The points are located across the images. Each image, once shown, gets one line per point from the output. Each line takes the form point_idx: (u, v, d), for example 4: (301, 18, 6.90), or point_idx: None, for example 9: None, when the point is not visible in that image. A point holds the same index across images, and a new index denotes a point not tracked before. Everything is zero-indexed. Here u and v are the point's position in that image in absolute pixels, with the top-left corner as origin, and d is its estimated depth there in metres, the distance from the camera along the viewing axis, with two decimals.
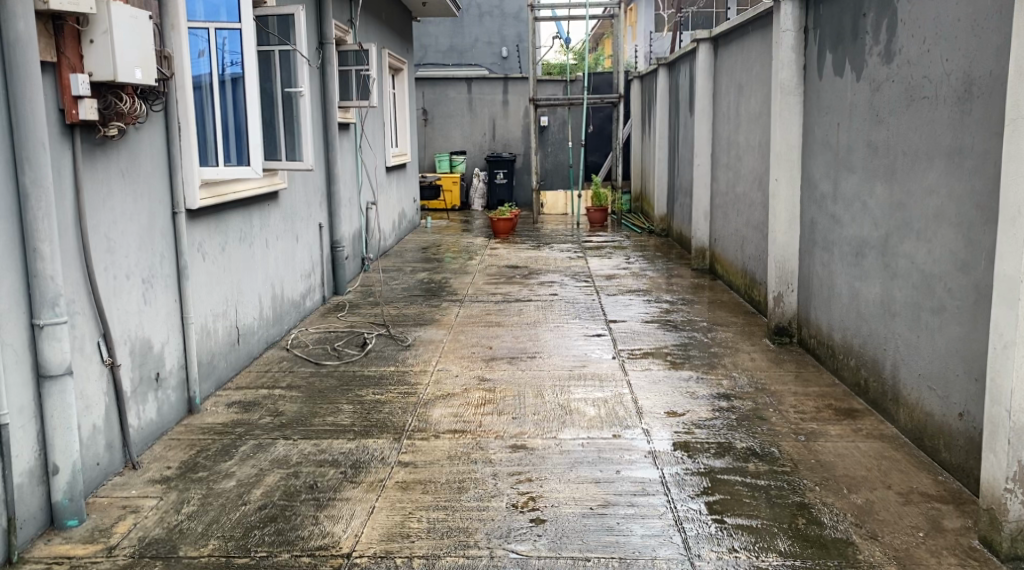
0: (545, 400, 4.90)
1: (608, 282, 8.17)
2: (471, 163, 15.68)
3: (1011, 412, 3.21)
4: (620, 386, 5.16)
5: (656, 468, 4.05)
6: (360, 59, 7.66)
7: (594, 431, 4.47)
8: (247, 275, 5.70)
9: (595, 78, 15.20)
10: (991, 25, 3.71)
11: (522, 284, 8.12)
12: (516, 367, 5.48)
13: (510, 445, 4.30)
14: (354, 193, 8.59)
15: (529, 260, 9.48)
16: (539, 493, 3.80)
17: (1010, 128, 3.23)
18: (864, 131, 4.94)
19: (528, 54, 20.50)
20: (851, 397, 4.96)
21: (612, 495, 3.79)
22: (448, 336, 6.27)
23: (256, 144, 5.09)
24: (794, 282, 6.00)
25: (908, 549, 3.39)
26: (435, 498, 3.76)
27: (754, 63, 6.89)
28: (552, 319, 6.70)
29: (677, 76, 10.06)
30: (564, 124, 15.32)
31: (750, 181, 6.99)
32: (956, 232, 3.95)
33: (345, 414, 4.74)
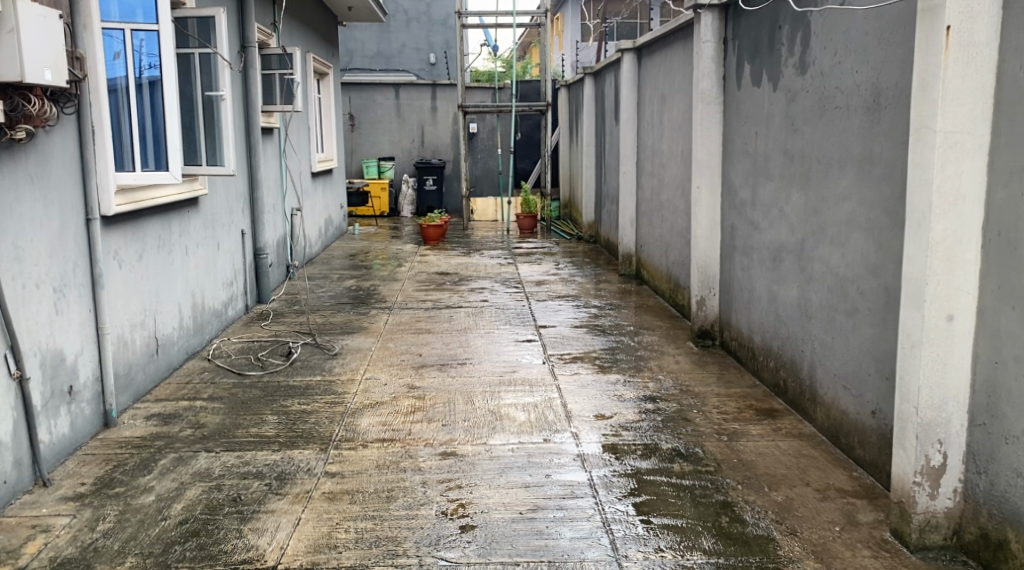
0: (476, 407, 4.95)
1: (538, 287, 8.25)
2: (400, 170, 15.67)
3: (918, 408, 3.36)
4: (549, 390, 5.23)
5: (585, 471, 4.13)
6: (283, 63, 7.64)
7: (525, 436, 4.53)
8: (166, 284, 5.63)
9: (523, 86, 15.32)
10: (896, 39, 3.89)
11: (452, 290, 8.16)
12: (446, 374, 5.51)
13: (440, 452, 4.33)
14: (278, 200, 8.54)
15: (458, 267, 9.51)
16: (468, 500, 3.84)
17: (915, 138, 3.38)
18: (780, 139, 5.11)
19: (456, 61, 20.58)
20: (771, 397, 5.12)
21: (542, 499, 3.85)
22: (377, 343, 6.27)
23: (175, 150, 4.99)
24: (715, 285, 6.16)
25: (825, 543, 3.52)
26: (363, 508, 3.77)
27: (676, 72, 7.05)
28: (483, 326, 6.74)
29: (603, 84, 10.21)
30: (492, 131, 15.40)
31: (674, 189, 7.14)
32: (867, 236, 4.11)
33: (269, 425, 4.71)
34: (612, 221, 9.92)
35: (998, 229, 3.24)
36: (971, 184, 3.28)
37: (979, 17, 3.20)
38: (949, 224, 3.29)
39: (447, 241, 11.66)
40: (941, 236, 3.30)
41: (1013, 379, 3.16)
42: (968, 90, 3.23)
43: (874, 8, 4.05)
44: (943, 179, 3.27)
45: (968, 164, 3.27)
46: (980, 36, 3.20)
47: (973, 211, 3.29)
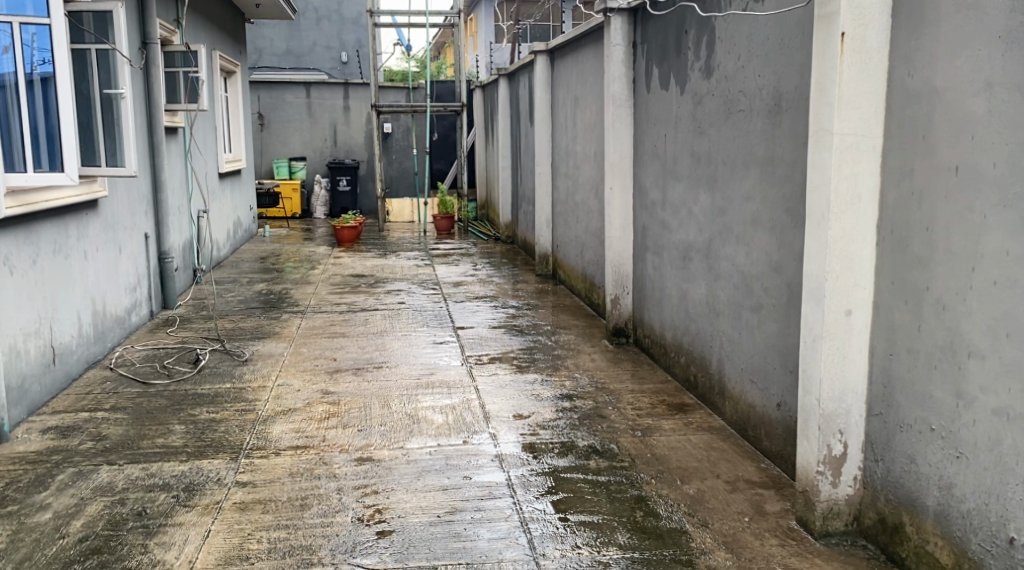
0: (392, 411, 4.95)
1: (455, 288, 8.27)
2: (312, 170, 15.49)
3: (819, 400, 3.49)
4: (467, 391, 5.26)
5: (502, 471, 4.17)
6: (188, 61, 7.52)
7: (443, 438, 4.55)
8: (63, 291, 5.48)
9: (438, 86, 15.31)
10: (794, 44, 4.03)
11: (368, 292, 8.13)
12: (362, 379, 5.49)
13: (356, 458, 4.32)
14: (183, 201, 8.38)
15: (374, 269, 9.47)
16: (385, 505, 3.85)
17: (813, 140, 3.51)
18: (687, 141, 5.24)
19: (369, 61, 20.43)
20: (683, 392, 5.24)
21: (460, 501, 3.88)
22: (290, 349, 6.21)
23: (70, 149, 4.90)
24: (629, 284, 6.27)
25: (734, 534, 3.63)
26: (276, 517, 3.75)
27: (588, 75, 7.16)
28: (399, 328, 6.74)
29: (517, 85, 10.28)
30: (407, 131, 15.36)
31: (588, 189, 7.24)
32: (770, 235, 4.25)
33: (176, 435, 4.64)
34: (528, 221, 10.01)
35: (891, 227, 3.38)
36: (866, 184, 3.42)
37: (870, 24, 3.33)
38: (847, 223, 3.42)
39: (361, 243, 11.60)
40: (838, 234, 3.43)
41: (906, 370, 3.31)
42: (862, 95, 3.37)
43: (774, 14, 4.18)
44: (840, 179, 3.40)
45: (862, 165, 3.41)
46: (872, 42, 3.34)
47: (868, 210, 3.43)
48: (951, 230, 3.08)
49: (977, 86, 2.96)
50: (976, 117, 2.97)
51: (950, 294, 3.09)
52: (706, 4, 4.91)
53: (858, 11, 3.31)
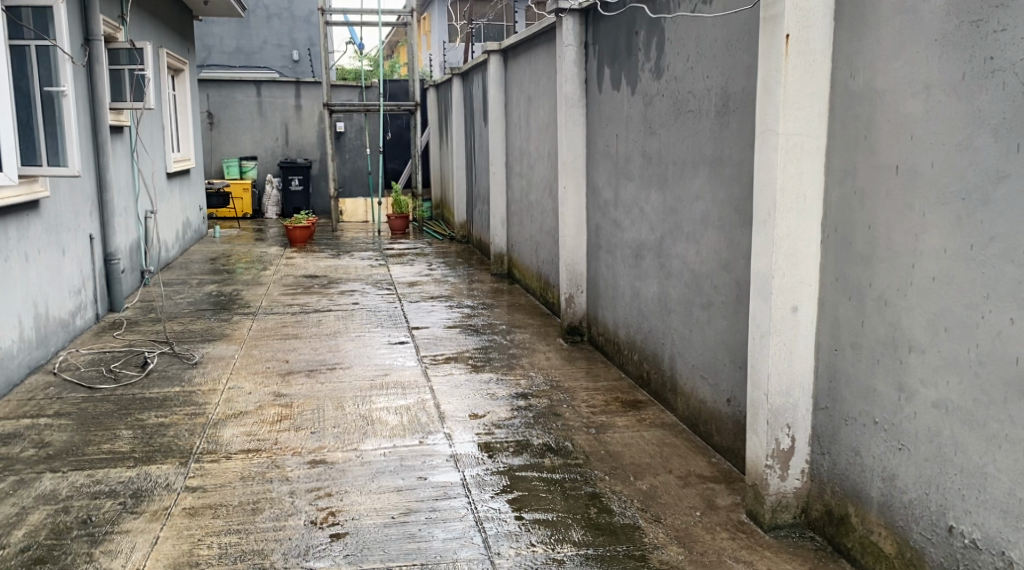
0: (346, 412, 4.95)
1: (410, 288, 8.27)
2: (263, 169, 15.36)
3: (768, 395, 3.56)
4: (422, 392, 5.27)
5: (457, 471, 4.19)
6: (133, 58, 7.47)
7: (398, 439, 4.56)
8: (2, 294, 5.39)
9: (391, 85, 15.27)
10: (741, 46, 4.10)
11: (321, 293, 8.10)
12: (315, 381, 5.47)
13: (309, 460, 4.31)
14: (129, 202, 8.27)
15: (327, 269, 9.43)
16: (338, 507, 3.85)
17: (760, 140, 3.58)
18: (638, 141, 5.30)
19: (320, 59, 20.29)
20: (637, 389, 5.30)
21: (414, 502, 3.89)
22: (241, 351, 6.17)
23: (9, 147, 4.81)
24: (583, 283, 6.32)
25: (686, 528, 3.68)
26: (227, 522, 3.73)
27: (541, 75, 7.20)
28: (353, 329, 6.72)
29: (471, 84, 10.30)
30: (360, 130, 15.29)
31: (542, 189, 7.29)
32: (719, 233, 4.32)
33: (123, 440, 4.59)
34: (483, 221, 10.04)
35: (834, 226, 3.46)
36: (810, 183, 3.49)
37: (813, 26, 3.40)
38: (792, 221, 3.50)
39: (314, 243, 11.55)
40: (784, 232, 3.50)
41: (850, 365, 3.39)
42: (806, 96, 3.44)
43: (722, 16, 4.24)
44: (785, 179, 3.47)
45: (807, 164, 3.48)
46: (815, 44, 3.42)
47: (813, 208, 3.51)
48: (891, 227, 3.16)
49: (915, 88, 3.03)
50: (915, 118, 3.04)
51: (892, 290, 3.17)
52: (655, 5, 4.96)
53: (801, 14, 3.38)
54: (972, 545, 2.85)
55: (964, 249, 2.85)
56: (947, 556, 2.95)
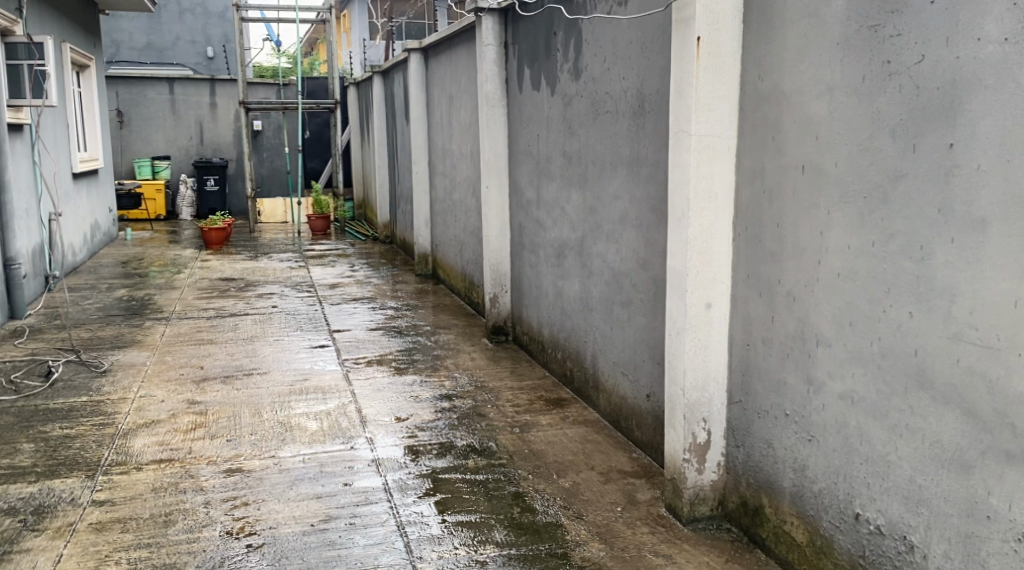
0: (264, 419, 4.89)
1: (331, 290, 8.21)
2: (177, 169, 15.05)
3: (684, 390, 3.63)
4: (343, 396, 5.25)
5: (379, 476, 4.18)
6: (31, 52, 7.27)
7: (318, 445, 4.53)
8: None
9: (310, 82, 15.11)
10: (656, 47, 4.17)
11: (238, 296, 7.99)
12: (231, 388, 5.40)
13: (225, 469, 4.26)
14: (31, 204, 8.02)
15: (245, 272, 9.30)
16: (255, 517, 3.81)
17: (674, 141, 3.64)
18: (559, 141, 5.35)
19: (235, 56, 19.93)
20: (560, 387, 5.36)
21: (334, 509, 3.87)
22: (153, 358, 6.05)
23: None
24: (507, 282, 6.36)
25: (608, 524, 3.74)
26: (137, 536, 3.65)
27: (462, 74, 7.21)
28: (271, 333, 6.64)
29: (392, 83, 10.27)
30: (279, 129, 15.10)
31: (465, 188, 7.31)
32: (637, 232, 4.39)
33: (25, 454, 4.46)
34: (407, 221, 10.01)
35: (745, 224, 3.54)
36: (722, 183, 3.58)
37: (723, 29, 3.48)
38: (705, 220, 3.57)
39: (231, 245, 11.37)
40: (698, 231, 3.57)
41: (762, 359, 3.48)
42: (717, 97, 3.52)
43: (637, 18, 4.31)
44: (698, 179, 3.55)
45: (719, 165, 3.56)
46: (725, 47, 3.50)
47: (724, 207, 3.59)
48: (798, 226, 3.26)
49: (820, 89, 3.12)
50: (820, 119, 3.13)
51: (799, 286, 3.27)
52: (572, 6, 5.01)
53: (711, 17, 3.46)
54: (877, 531, 2.96)
55: (866, 246, 2.95)
56: (854, 542, 3.05)
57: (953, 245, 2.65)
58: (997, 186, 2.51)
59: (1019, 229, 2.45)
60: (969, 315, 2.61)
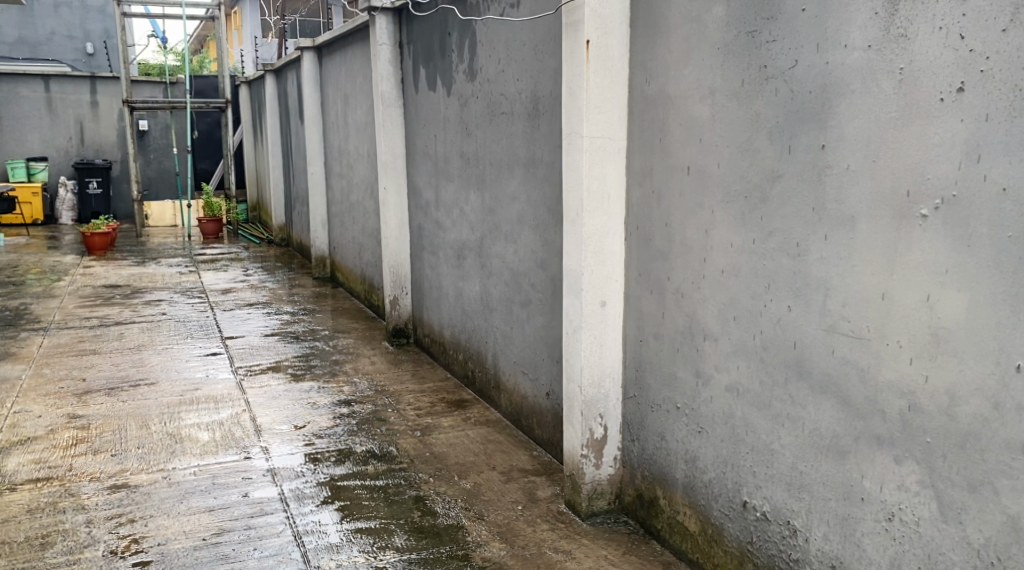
0: (151, 431, 4.78)
1: (225, 296, 8.06)
2: (56, 171, 14.51)
3: (581, 387, 3.70)
4: (236, 405, 5.16)
5: (275, 486, 4.13)
6: None
7: (210, 456, 4.46)
8: None
9: (198, 81, 14.74)
10: (548, 50, 4.23)
11: (124, 304, 7.76)
12: (115, 400, 5.25)
13: (109, 486, 4.15)
14: None
15: (131, 278, 9.04)
16: (140, 534, 3.72)
17: (567, 142, 3.71)
18: (456, 142, 5.37)
19: (117, 52, 19.17)
20: (462, 388, 5.39)
21: (227, 521, 3.81)
22: (30, 371, 5.83)
23: None
24: (407, 284, 6.35)
25: (509, 523, 3.78)
26: (12, 560, 3.52)
27: (357, 74, 7.17)
28: (160, 342, 6.49)
29: (285, 83, 10.11)
30: (166, 129, 14.70)
31: (362, 190, 7.27)
32: (534, 232, 4.45)
33: None
34: (303, 223, 9.88)
35: (637, 224, 3.63)
36: (613, 184, 3.66)
37: (611, 33, 3.56)
38: (598, 220, 3.65)
39: (117, 251, 11.03)
40: (591, 231, 3.64)
41: (655, 355, 3.58)
42: (607, 99, 3.60)
43: (529, 20, 4.36)
44: (591, 180, 3.61)
45: (610, 165, 3.64)
46: (613, 50, 3.57)
47: (616, 207, 3.67)
48: (686, 224, 3.35)
49: (702, 93, 3.22)
50: (703, 121, 3.24)
51: (687, 283, 3.37)
52: (466, 7, 5.04)
53: (600, 20, 3.53)
54: (763, 517, 3.08)
55: (748, 243, 3.06)
56: (742, 529, 3.17)
57: (826, 241, 2.77)
58: (864, 185, 2.64)
59: (883, 225, 2.59)
60: (841, 307, 2.74)
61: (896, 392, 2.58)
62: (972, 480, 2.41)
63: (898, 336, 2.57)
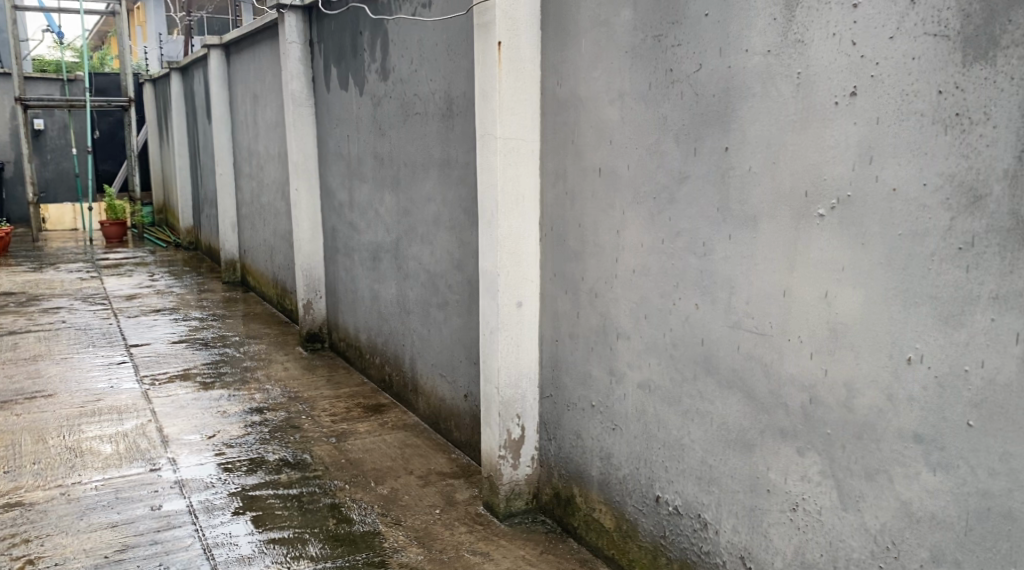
0: (49, 446, 4.62)
1: (129, 302, 7.83)
2: None
3: (498, 389, 3.71)
4: (141, 416, 5.02)
5: (183, 498, 4.03)
6: None
7: (114, 469, 4.33)
8: None
9: (98, 78, 14.28)
10: (460, 50, 4.22)
11: (20, 313, 7.47)
12: (9, 414, 5.05)
13: (4, 504, 3.99)
14: None
15: (27, 285, 8.72)
16: (38, 554, 3.58)
17: (481, 143, 3.70)
18: (369, 143, 5.32)
19: (9, 48, 18.37)
20: (378, 393, 5.35)
21: (132, 537, 3.70)
22: None
23: None
24: (321, 287, 6.27)
25: (426, 527, 3.77)
26: None
27: (266, 73, 7.04)
28: (60, 352, 6.26)
29: (192, 81, 9.88)
30: (64, 128, 14.19)
31: (273, 191, 7.15)
32: (450, 234, 4.44)
33: None
34: (212, 226, 9.67)
35: (551, 224, 3.65)
36: (527, 185, 3.67)
37: (522, 34, 3.57)
38: (513, 221, 3.65)
39: (13, 256, 10.61)
40: (506, 232, 3.64)
41: (570, 354, 3.61)
42: (520, 101, 3.61)
43: (441, 20, 4.35)
44: (505, 181, 3.62)
45: (523, 166, 3.65)
46: (524, 52, 3.58)
47: (531, 208, 3.69)
48: (598, 225, 3.38)
49: (612, 95, 3.26)
50: (613, 123, 3.27)
51: (601, 283, 3.40)
52: (377, 6, 5.00)
53: (510, 22, 3.53)
54: (675, 512, 3.13)
55: (658, 243, 3.10)
56: (656, 524, 3.21)
57: (731, 241, 2.82)
58: (767, 186, 2.70)
59: (784, 224, 2.65)
60: (746, 305, 2.80)
61: (799, 386, 2.66)
62: (869, 468, 2.49)
63: (800, 332, 2.64)
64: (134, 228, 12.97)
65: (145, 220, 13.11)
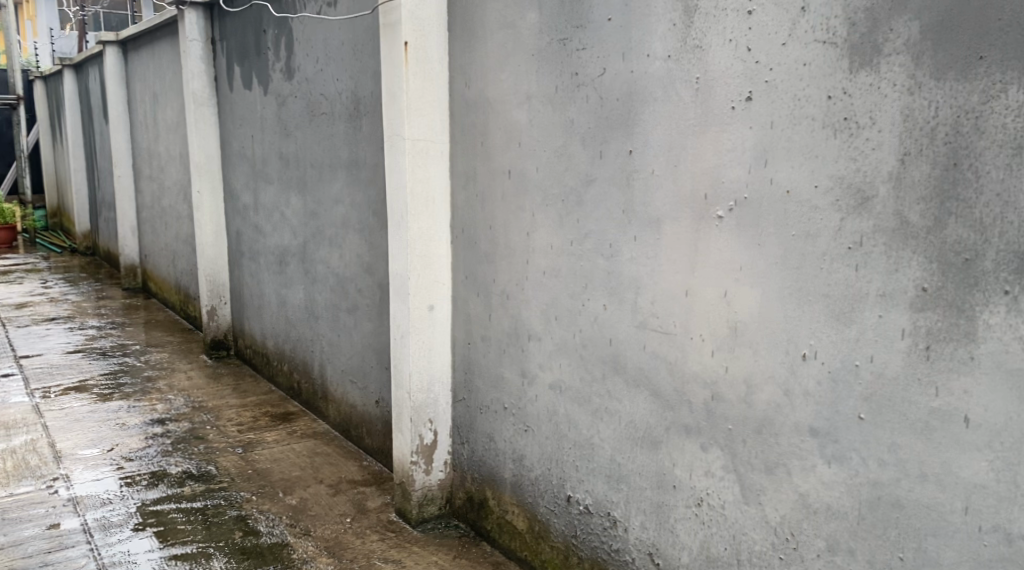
0: None
1: (21, 311, 7.52)
2: None
3: (409, 393, 3.68)
4: (33, 431, 4.83)
5: (77, 517, 3.89)
6: None
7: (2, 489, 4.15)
8: None
9: None
10: (367, 50, 4.18)
11: None
12: None
13: None
14: None
15: None
16: None
17: (389, 145, 3.67)
18: (275, 143, 5.22)
19: None
20: (287, 400, 5.25)
21: (21, 559, 3.55)
22: None
23: None
24: (226, 293, 6.13)
25: (336, 537, 3.72)
26: None
27: (166, 70, 6.84)
28: None
29: (86, 79, 9.54)
30: None
31: (175, 194, 6.95)
32: (359, 237, 4.39)
33: None
34: (110, 230, 9.37)
35: (461, 227, 3.64)
36: (436, 187, 3.65)
37: (429, 35, 3.55)
38: (423, 223, 3.63)
39: None
40: (416, 234, 3.62)
41: (482, 356, 3.61)
42: (427, 102, 3.58)
43: (347, 19, 4.29)
44: (415, 183, 3.59)
45: (432, 168, 3.63)
46: (431, 53, 3.56)
47: (440, 210, 3.67)
48: (508, 227, 3.39)
49: (519, 97, 3.26)
50: (521, 126, 3.27)
51: (511, 285, 3.40)
52: (282, 4, 4.91)
53: (416, 23, 3.50)
54: (586, 511, 3.16)
55: (567, 245, 3.12)
56: (567, 524, 3.24)
57: (636, 242, 2.86)
58: (670, 189, 2.73)
59: (686, 226, 2.70)
60: (652, 305, 2.83)
61: (702, 383, 2.70)
62: (768, 462, 2.55)
63: (702, 330, 2.68)
64: (25, 233, 12.48)
65: (38, 225, 12.63)
